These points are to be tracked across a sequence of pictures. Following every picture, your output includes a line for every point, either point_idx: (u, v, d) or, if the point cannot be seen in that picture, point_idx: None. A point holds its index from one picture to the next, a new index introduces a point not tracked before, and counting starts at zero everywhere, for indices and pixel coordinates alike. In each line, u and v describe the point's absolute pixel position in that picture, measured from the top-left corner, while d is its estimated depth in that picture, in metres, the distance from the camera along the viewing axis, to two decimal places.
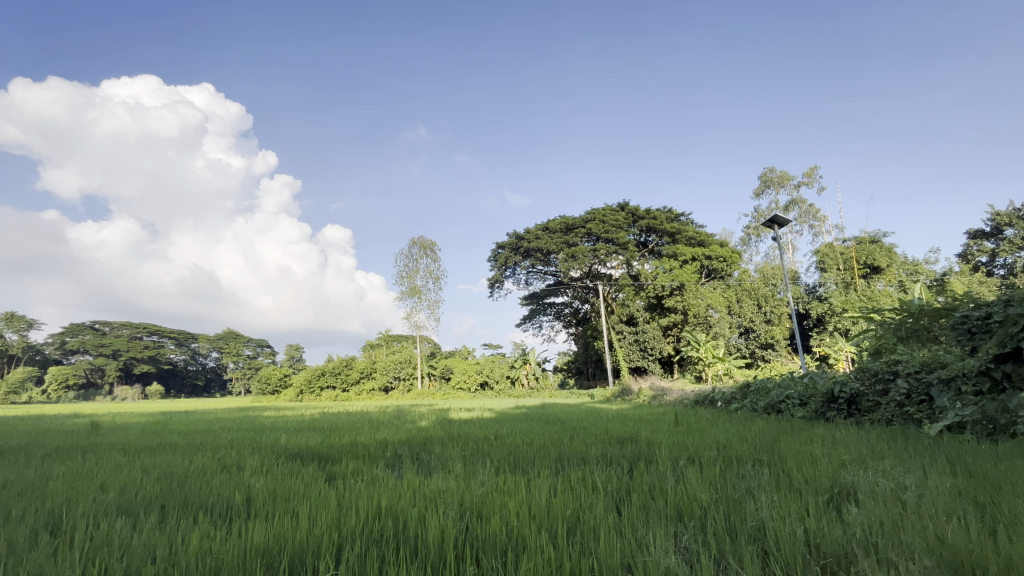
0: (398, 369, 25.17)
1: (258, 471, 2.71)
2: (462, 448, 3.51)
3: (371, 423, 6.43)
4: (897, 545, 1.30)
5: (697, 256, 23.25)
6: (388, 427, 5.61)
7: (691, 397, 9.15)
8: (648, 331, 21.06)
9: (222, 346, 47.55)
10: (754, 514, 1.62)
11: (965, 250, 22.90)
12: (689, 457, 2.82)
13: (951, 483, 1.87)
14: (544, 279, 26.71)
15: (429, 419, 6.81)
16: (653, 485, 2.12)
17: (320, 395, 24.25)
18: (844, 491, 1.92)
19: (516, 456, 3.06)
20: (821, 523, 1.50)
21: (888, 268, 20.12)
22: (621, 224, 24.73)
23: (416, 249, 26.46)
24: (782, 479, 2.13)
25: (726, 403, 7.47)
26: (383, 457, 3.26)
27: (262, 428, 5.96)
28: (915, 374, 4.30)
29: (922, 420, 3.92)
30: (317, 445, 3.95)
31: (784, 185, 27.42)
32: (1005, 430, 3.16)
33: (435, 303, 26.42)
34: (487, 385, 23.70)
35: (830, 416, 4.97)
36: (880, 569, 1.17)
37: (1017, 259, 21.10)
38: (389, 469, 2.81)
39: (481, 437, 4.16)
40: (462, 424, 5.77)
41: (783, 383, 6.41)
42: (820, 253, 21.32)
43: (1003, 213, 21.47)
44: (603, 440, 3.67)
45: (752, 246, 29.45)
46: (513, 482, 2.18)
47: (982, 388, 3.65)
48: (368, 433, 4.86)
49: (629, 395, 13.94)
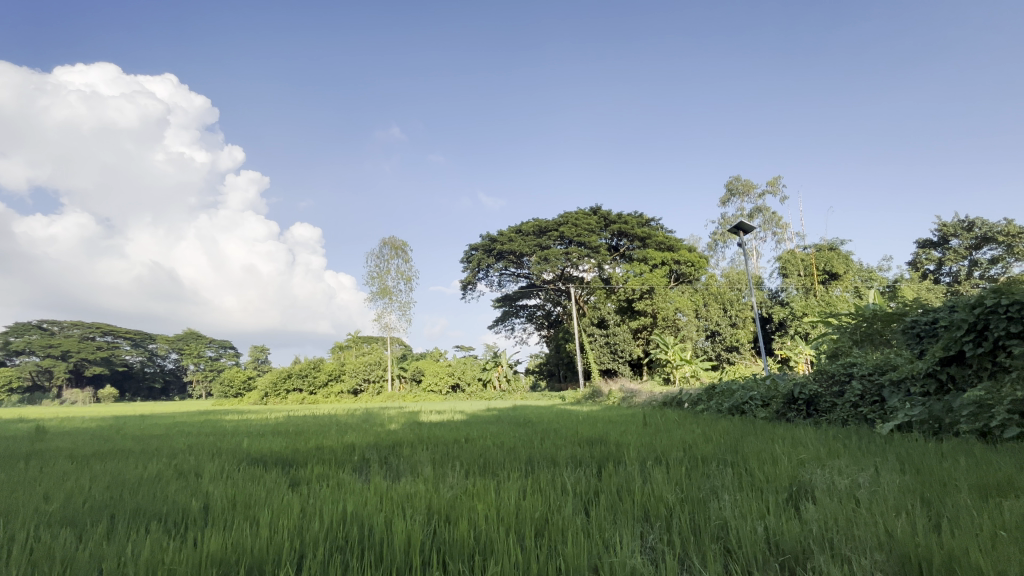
0: (368, 371, 24.72)
1: (218, 477, 2.62)
2: (432, 451, 3.48)
3: (340, 426, 6.29)
4: (850, 541, 1.35)
5: (667, 260, 23.70)
6: (358, 430, 5.51)
7: (659, 398, 9.35)
8: (618, 333, 21.41)
9: (182, 347, 45.76)
10: (717, 513, 1.66)
11: (914, 258, 24.16)
12: (657, 458, 2.88)
13: (899, 480, 1.95)
14: (516, 281, 26.78)
15: (399, 421, 6.74)
16: (621, 486, 2.14)
17: (286, 397, 23.60)
18: (802, 488, 1.99)
19: (486, 459, 3.04)
20: (781, 521, 1.55)
21: (845, 275, 21.02)
22: (593, 228, 25.08)
23: (388, 249, 26.10)
24: (746, 478, 2.18)
25: (692, 404, 7.66)
26: (350, 461, 3.20)
27: (224, 433, 5.73)
28: (868, 375, 4.50)
29: (874, 420, 4.11)
30: (281, 450, 3.83)
31: (749, 193, 28.36)
32: (948, 430, 3.33)
33: (406, 304, 26.10)
34: (458, 387, 23.50)
35: (790, 416, 5.15)
36: (834, 563, 1.21)
37: (961, 267, 22.43)
38: (356, 473, 2.75)
39: (451, 440, 4.12)
40: (433, 426, 5.73)
41: (747, 385, 6.62)
42: (783, 259, 22.05)
43: (949, 224, 22.75)
44: (572, 442, 3.71)
45: (718, 252, 30.27)
46: (482, 484, 2.17)
47: (928, 389, 3.86)
48: (335, 437, 4.77)
49: (599, 396, 14.14)
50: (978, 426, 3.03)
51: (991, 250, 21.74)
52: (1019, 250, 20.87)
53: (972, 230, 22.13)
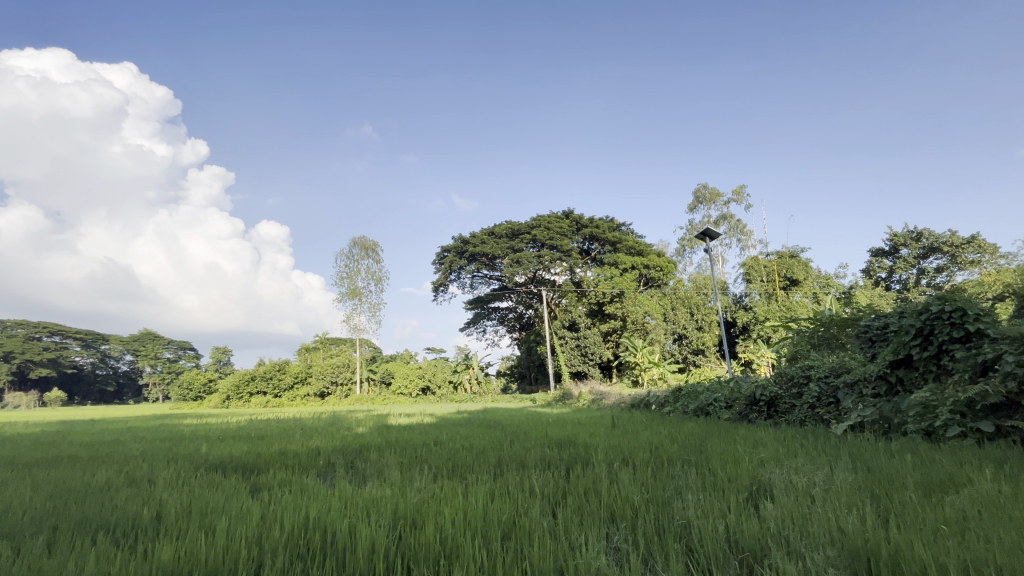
0: (336, 374, 24.07)
1: (172, 483, 2.51)
2: (400, 455, 3.42)
3: (304, 430, 6.11)
4: (806, 537, 1.40)
5: (636, 265, 24.16)
6: (324, 434, 5.37)
7: (626, 401, 9.51)
8: (589, 336, 21.75)
9: (138, 349, 43.73)
10: (681, 513, 1.69)
11: (868, 266, 25.35)
12: (624, 458, 2.93)
13: (852, 478, 2.04)
14: (488, 283, 26.77)
15: (367, 425, 6.61)
16: (588, 486, 2.18)
17: (249, 401, 22.85)
18: (760, 488, 2.06)
19: (455, 462, 3.02)
20: (741, 519, 1.59)
21: (805, 281, 21.88)
22: (565, 231, 25.37)
23: (358, 248, 25.65)
24: (709, 478, 2.24)
25: (659, 407, 7.80)
26: (315, 465, 3.13)
27: (180, 438, 5.50)
28: (824, 378, 4.68)
29: (830, 420, 4.29)
30: (242, 454, 3.72)
31: (715, 201, 29.20)
32: (897, 429, 3.50)
33: (376, 305, 25.68)
34: (429, 390, 23.28)
35: (751, 417, 5.30)
36: (786, 559, 1.26)
37: (909, 275, 23.70)
38: (321, 478, 2.70)
39: (420, 444, 4.07)
40: (401, 429, 5.65)
41: (711, 387, 6.80)
42: (747, 265, 22.77)
43: (899, 234, 23.99)
44: (542, 444, 3.72)
45: (686, 257, 31.02)
46: (450, 488, 2.15)
47: (879, 391, 4.03)
48: (299, 441, 4.64)
49: (570, 399, 14.26)
50: (923, 426, 3.21)
51: (936, 260, 23.04)
52: (962, 260, 22.19)
53: (920, 241, 23.41)
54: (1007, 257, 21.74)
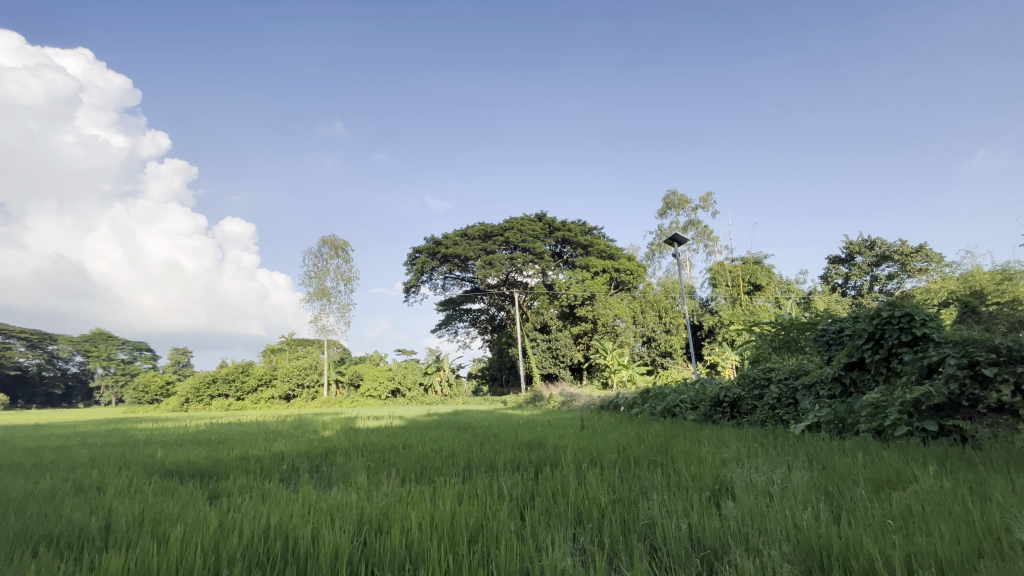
0: (302, 376, 23.46)
1: (124, 492, 2.39)
2: (367, 459, 3.35)
3: (268, 433, 5.92)
4: (763, 534, 1.45)
5: (607, 268, 24.52)
6: (289, 438, 5.22)
7: (596, 402, 9.62)
8: (560, 338, 21.99)
9: (89, 350, 41.51)
10: (646, 513, 1.72)
11: (826, 272, 26.42)
12: (592, 460, 2.95)
13: (807, 476, 2.13)
14: (461, 285, 26.66)
15: (334, 427, 6.48)
16: (556, 488, 2.20)
17: (209, 404, 22.02)
18: (723, 487, 2.12)
19: (423, 465, 2.99)
20: (703, 518, 1.63)
21: (767, 286, 22.67)
22: (538, 234, 25.53)
23: (327, 248, 25.14)
24: (674, 479, 2.29)
25: (627, 408, 7.93)
26: (277, 470, 3.03)
27: (136, 443, 5.26)
28: (785, 380, 4.86)
29: (788, 420, 4.46)
30: (201, 460, 3.57)
31: (683, 207, 29.90)
32: (850, 428, 3.67)
33: (346, 306, 25.20)
34: (399, 392, 22.99)
35: (716, 418, 5.47)
36: (745, 556, 1.30)
37: (864, 282, 24.85)
38: (284, 483, 2.62)
39: (388, 446, 4.02)
40: (369, 432, 5.56)
41: (678, 389, 6.97)
42: (713, 271, 23.39)
43: (855, 243, 25.12)
44: (512, 446, 3.71)
45: (655, 261, 31.67)
46: (417, 492, 2.13)
47: (834, 392, 4.20)
48: (262, 445, 4.52)
49: (541, 400, 14.35)
50: (874, 426, 3.36)
51: (888, 268, 24.23)
52: (911, 268, 23.41)
53: (873, 249, 24.57)
54: (951, 266, 23.05)
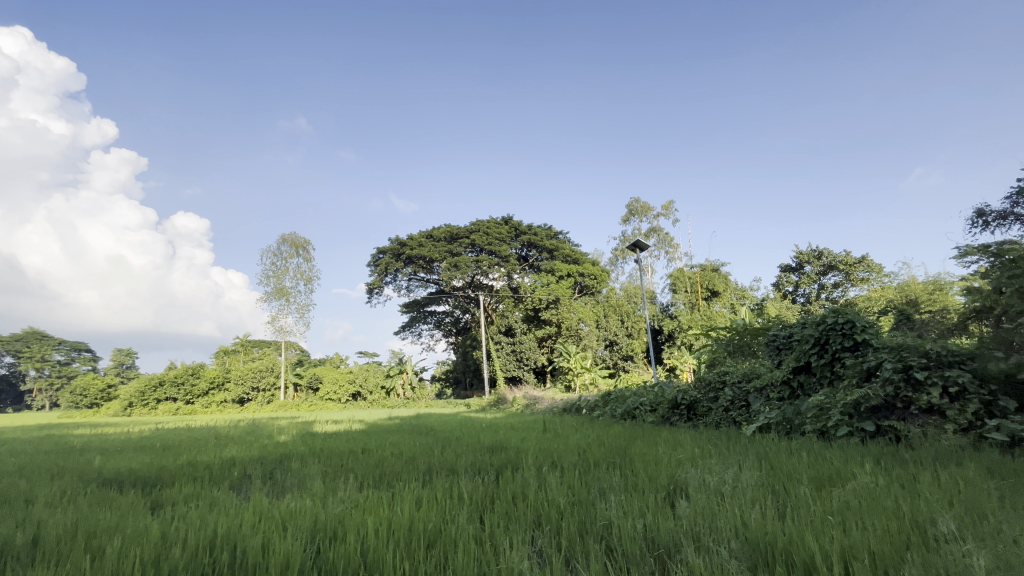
0: (257, 378, 22.57)
1: (53, 503, 2.22)
2: (324, 464, 3.26)
3: (218, 439, 5.64)
4: (712, 532, 1.51)
5: (572, 273, 24.82)
6: (241, 443, 4.98)
7: (558, 405, 9.71)
8: (525, 341, 22.10)
9: (20, 350, 38.50)
10: (603, 514, 1.75)
11: (778, 280, 27.68)
12: (552, 463, 2.96)
13: (755, 476, 2.22)
14: (425, 287, 26.35)
15: (289, 432, 6.25)
16: (516, 491, 2.20)
17: (155, 408, 20.85)
18: (678, 487, 2.19)
19: (382, 470, 2.93)
20: (657, 518, 1.67)
21: (724, 292, 23.52)
22: (504, 237, 25.58)
23: (287, 246, 24.38)
24: (632, 480, 2.33)
25: (589, 410, 8.06)
26: (227, 477, 2.90)
27: (71, 450, 4.91)
28: (738, 384, 5.06)
29: (741, 422, 4.63)
30: (144, 467, 3.38)
31: (646, 214, 30.65)
32: (797, 429, 3.85)
33: (305, 306, 24.44)
34: (359, 395, 22.51)
35: (673, 420, 5.61)
36: (694, 553, 1.34)
37: (812, 289, 26.19)
38: (234, 491, 2.51)
39: (348, 451, 3.91)
40: (327, 437, 5.41)
41: (638, 392, 7.13)
42: (674, 277, 24.09)
43: (804, 252, 26.41)
44: (473, 450, 3.70)
45: (618, 266, 32.30)
46: (375, 498, 2.07)
47: (783, 395, 4.41)
48: (212, 451, 4.31)
49: (504, 404, 14.35)
50: (819, 427, 3.53)
51: (834, 277, 25.58)
52: (854, 278, 24.83)
53: (821, 259, 25.93)
54: (890, 276, 24.62)
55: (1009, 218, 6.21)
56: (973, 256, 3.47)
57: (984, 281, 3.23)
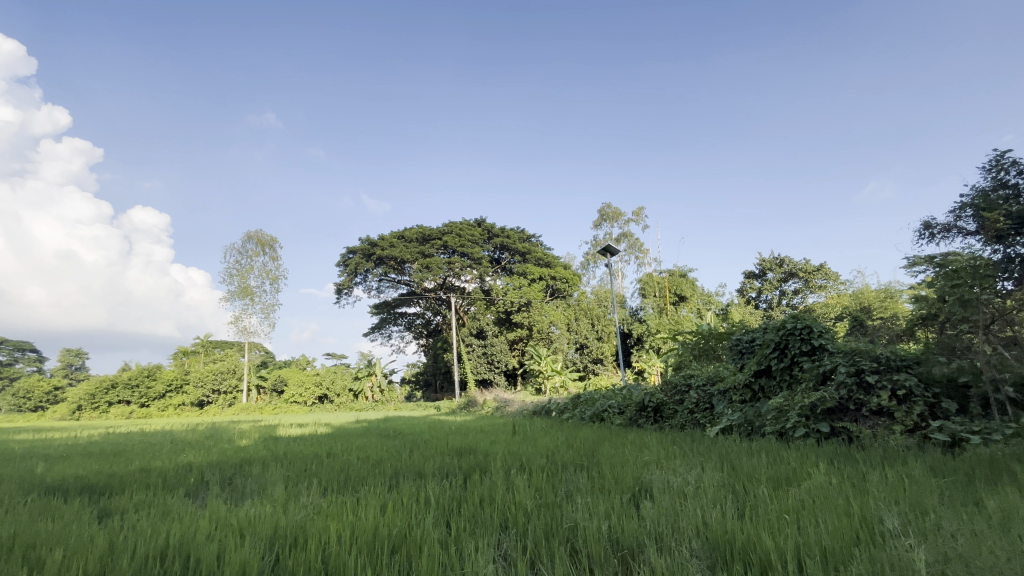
0: (218, 381, 21.75)
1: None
2: (287, 469, 3.16)
3: (173, 444, 5.39)
4: (675, 532, 1.54)
5: (544, 276, 24.96)
6: (197, 448, 4.76)
7: (529, 407, 9.75)
8: (496, 344, 22.09)
9: None
10: (569, 516, 1.77)
11: (742, 286, 28.56)
12: (521, 466, 2.97)
13: (717, 476, 2.28)
14: (396, 288, 26.00)
15: (252, 436, 6.06)
16: (484, 494, 2.20)
17: (107, 412, 19.85)
18: (642, 487, 2.23)
19: (348, 475, 2.87)
20: (622, 519, 1.70)
21: (691, 297, 24.08)
22: (477, 239, 25.51)
23: (252, 244, 23.67)
24: (598, 481, 2.37)
25: (558, 413, 8.10)
26: (182, 484, 2.77)
27: (12, 457, 4.62)
28: (703, 387, 5.19)
29: (705, 424, 4.75)
30: (92, 475, 3.21)
31: (617, 219, 31.14)
32: (758, 431, 3.97)
33: (270, 306, 23.75)
34: (326, 398, 22.01)
35: (640, 422, 5.70)
36: (658, 553, 1.37)
37: (774, 295, 27.12)
38: (190, 498, 2.41)
39: (312, 456, 3.81)
40: (291, 441, 5.26)
41: (606, 395, 7.23)
42: (643, 281, 24.54)
43: (767, 259, 27.35)
44: (442, 453, 3.66)
45: (590, 270, 32.68)
46: (339, 503, 2.03)
47: (745, 398, 4.56)
48: (167, 457, 4.12)
49: (474, 406, 14.25)
50: (778, 428, 3.65)
51: (794, 284, 26.57)
52: (813, 285, 25.85)
53: (782, 266, 26.90)
54: (845, 283, 25.74)
55: (952, 231, 6.62)
56: (920, 266, 3.66)
57: (930, 290, 3.41)
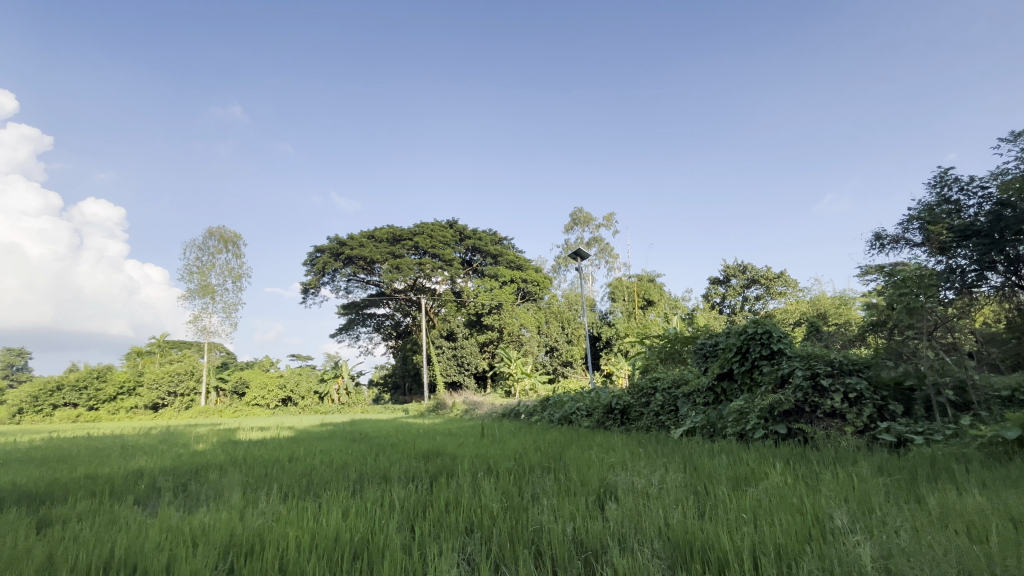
0: (174, 383, 20.78)
1: None
2: (246, 474, 3.06)
3: (124, 449, 5.13)
4: (639, 533, 1.56)
5: (515, 279, 25.04)
6: (150, 454, 4.55)
7: (498, 410, 9.73)
8: (466, 346, 22.00)
9: None
10: (535, 519, 1.77)
11: (707, 292, 29.37)
12: (488, 469, 2.96)
13: (679, 477, 2.33)
14: (365, 288, 25.56)
15: (210, 441, 5.82)
16: (450, 497, 2.18)
17: (51, 415, 18.75)
18: (607, 489, 2.26)
19: (310, 479, 2.79)
20: (587, 521, 1.71)
21: (658, 302, 24.62)
22: (448, 241, 25.34)
23: (214, 241, 22.82)
24: (564, 483, 2.39)
25: (528, 415, 8.12)
26: (131, 491, 2.64)
27: None
28: (668, 390, 5.31)
29: (670, 425, 4.86)
30: (33, 482, 3.02)
31: (588, 224, 31.54)
32: (720, 432, 4.09)
33: (232, 305, 22.93)
34: (290, 401, 21.39)
35: (607, 424, 5.78)
36: (620, 555, 1.38)
37: (737, 301, 28.00)
38: (139, 506, 2.29)
39: (273, 460, 3.69)
40: (251, 445, 5.08)
41: (575, 397, 7.30)
42: (613, 285, 24.95)
43: (731, 266, 28.24)
44: (408, 456, 3.61)
45: (561, 274, 32.98)
46: (300, 508, 1.98)
47: (708, 400, 4.69)
48: (118, 463, 3.93)
49: (443, 409, 14.13)
50: (738, 430, 3.77)
51: (756, 290, 27.52)
52: (773, 291, 26.82)
53: (745, 273, 27.81)
54: (803, 290, 26.83)
55: (901, 242, 7.02)
56: (872, 274, 3.85)
57: (880, 298, 3.59)
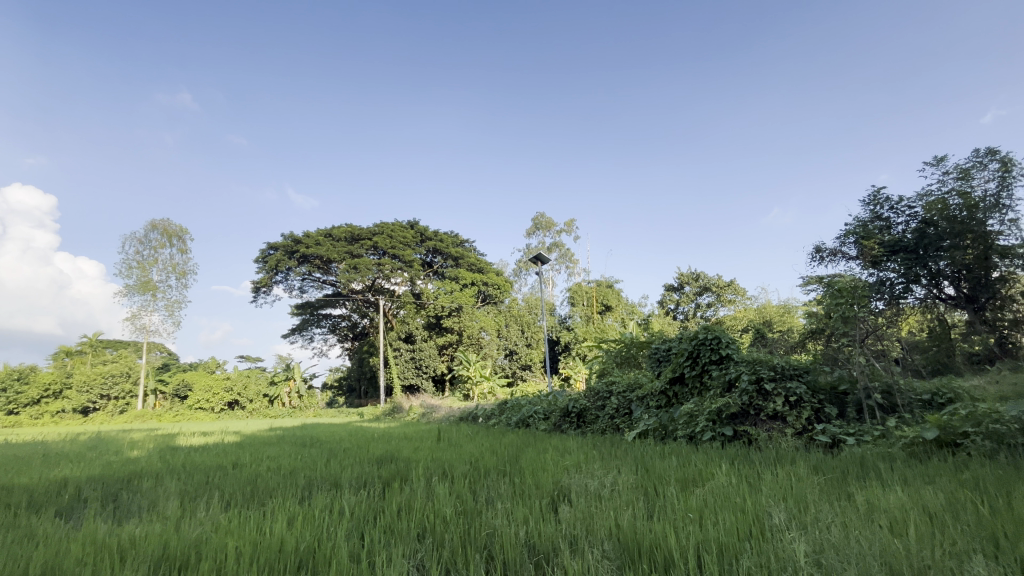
0: (107, 385, 19.34)
1: None
2: (183, 482, 2.87)
3: (46, 457, 4.70)
4: (589, 535, 1.59)
5: (476, 281, 24.96)
6: (75, 462, 4.19)
7: (455, 414, 9.65)
8: (425, 349, 21.68)
9: None
10: (489, 523, 1.76)
11: (662, 298, 30.30)
12: (442, 473, 2.92)
13: (630, 478, 2.39)
14: (321, 288, 24.76)
15: (147, 447, 5.44)
16: (402, 504, 2.13)
17: None
18: (561, 491, 2.28)
19: (255, 487, 2.66)
20: (540, 524, 1.72)
21: (616, 307, 25.17)
22: (409, 241, 24.91)
23: (157, 234, 21.47)
24: (518, 486, 2.39)
25: (485, 419, 8.07)
26: (51, 503, 2.43)
27: None
28: (623, 394, 5.43)
29: (624, 428, 4.97)
30: None
31: (549, 229, 31.83)
32: (671, 434, 4.21)
33: (176, 304, 21.68)
34: (237, 404, 20.40)
35: (563, 427, 5.84)
36: (572, 558, 1.39)
37: (690, 307, 29.00)
38: (60, 519, 2.11)
39: (214, 467, 3.49)
40: (193, 451, 4.79)
41: (533, 401, 7.32)
42: (572, 290, 25.32)
43: (684, 274, 29.27)
44: (360, 461, 3.52)
45: (522, 278, 33.14)
46: (242, 517, 1.88)
47: (660, 403, 4.85)
48: (38, 471, 3.60)
49: (399, 413, 13.84)
50: (688, 432, 3.89)
51: (707, 297, 28.65)
52: (723, 298, 27.97)
53: (698, 281, 28.89)
54: (751, 298, 28.14)
55: (838, 255, 7.49)
56: (812, 284, 4.08)
57: (820, 308, 3.81)
